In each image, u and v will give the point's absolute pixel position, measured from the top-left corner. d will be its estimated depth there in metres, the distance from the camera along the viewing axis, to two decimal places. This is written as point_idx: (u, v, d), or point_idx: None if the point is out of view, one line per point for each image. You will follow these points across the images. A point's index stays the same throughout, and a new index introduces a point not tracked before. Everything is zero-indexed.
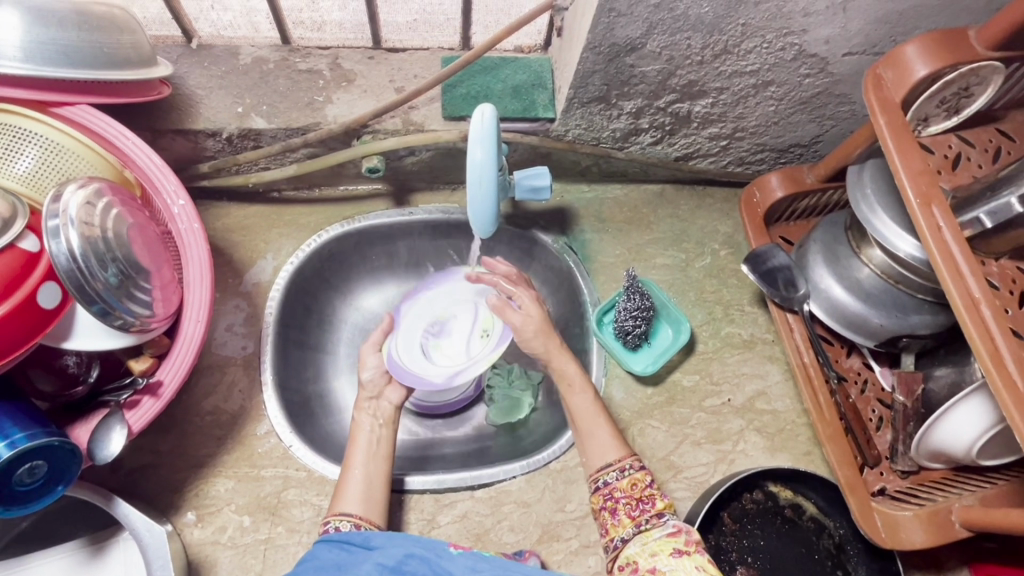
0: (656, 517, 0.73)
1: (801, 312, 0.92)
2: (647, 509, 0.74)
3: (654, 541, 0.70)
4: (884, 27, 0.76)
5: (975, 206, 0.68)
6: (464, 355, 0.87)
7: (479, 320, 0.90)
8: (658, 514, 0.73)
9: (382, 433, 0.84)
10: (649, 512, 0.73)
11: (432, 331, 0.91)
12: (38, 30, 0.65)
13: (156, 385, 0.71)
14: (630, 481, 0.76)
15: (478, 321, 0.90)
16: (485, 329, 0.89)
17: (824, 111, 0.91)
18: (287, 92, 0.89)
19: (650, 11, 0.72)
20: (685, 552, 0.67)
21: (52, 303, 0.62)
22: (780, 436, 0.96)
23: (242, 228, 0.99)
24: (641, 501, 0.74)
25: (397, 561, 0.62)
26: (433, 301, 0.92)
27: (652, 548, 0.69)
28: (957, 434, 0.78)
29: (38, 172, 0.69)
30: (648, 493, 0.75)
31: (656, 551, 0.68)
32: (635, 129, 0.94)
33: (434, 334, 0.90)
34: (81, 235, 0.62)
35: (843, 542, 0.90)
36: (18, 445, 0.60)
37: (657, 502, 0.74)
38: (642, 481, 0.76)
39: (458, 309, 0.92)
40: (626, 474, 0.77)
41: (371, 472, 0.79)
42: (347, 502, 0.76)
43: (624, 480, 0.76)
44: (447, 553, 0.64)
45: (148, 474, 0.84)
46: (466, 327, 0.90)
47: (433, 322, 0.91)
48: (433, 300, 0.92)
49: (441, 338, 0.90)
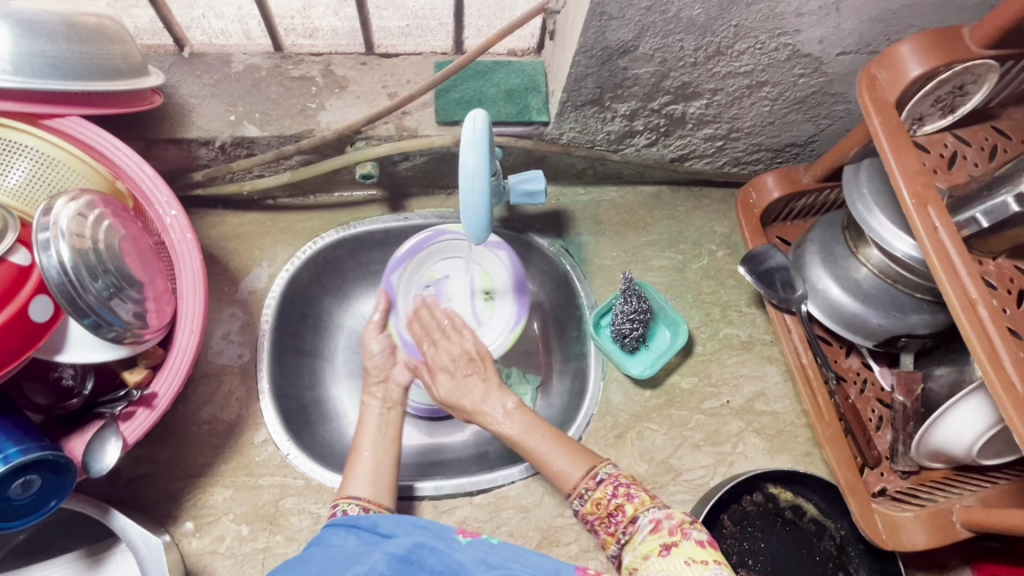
0: (632, 523, 0.69)
1: (799, 312, 0.92)
2: (621, 520, 0.70)
3: (642, 544, 0.66)
4: (878, 26, 0.75)
5: (971, 206, 0.67)
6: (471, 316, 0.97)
7: (474, 276, 0.98)
8: (632, 519, 0.69)
9: (391, 416, 0.85)
10: (623, 522, 0.70)
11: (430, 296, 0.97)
12: (28, 43, 0.64)
13: (151, 396, 0.71)
14: (593, 502, 0.72)
15: (473, 279, 0.98)
16: (485, 290, 0.98)
17: (819, 110, 0.91)
18: (280, 99, 0.89)
19: (642, 14, 0.71)
20: (672, 544, 0.64)
21: (44, 316, 0.62)
22: (779, 437, 0.95)
23: (237, 236, 0.99)
24: (612, 515, 0.71)
25: (405, 550, 0.61)
26: (422, 263, 0.97)
27: (643, 552, 0.65)
28: (957, 435, 0.78)
29: (29, 184, 0.68)
30: (615, 505, 0.71)
31: (646, 554, 0.64)
32: (630, 131, 0.94)
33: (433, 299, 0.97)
34: (71, 247, 0.62)
35: (844, 543, 0.90)
36: (12, 460, 0.60)
37: (627, 508, 0.70)
38: (605, 495, 0.72)
39: (447, 268, 0.98)
40: (588, 496, 0.73)
41: (379, 455, 0.80)
42: (357, 487, 0.76)
43: (589, 504, 0.73)
44: (457, 543, 0.63)
45: (146, 484, 0.84)
46: (462, 284, 0.98)
47: (426, 284, 0.97)
48: (421, 262, 0.97)
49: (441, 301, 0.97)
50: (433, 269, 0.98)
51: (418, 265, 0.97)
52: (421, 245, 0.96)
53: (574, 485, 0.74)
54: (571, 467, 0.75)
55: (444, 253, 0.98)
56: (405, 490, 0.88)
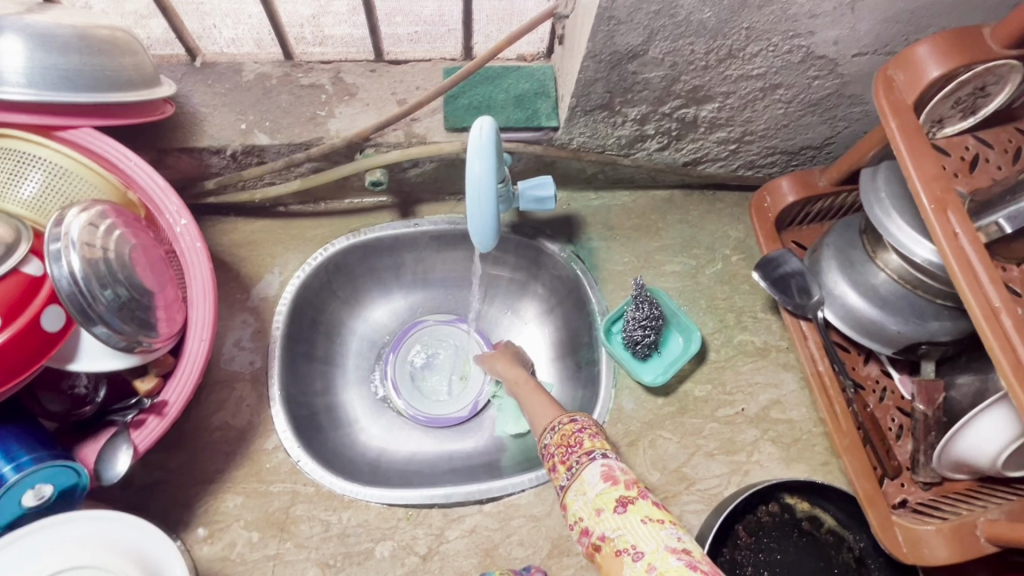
0: (587, 457, 0.70)
1: (814, 319, 0.91)
2: (577, 451, 0.71)
3: (596, 495, 0.66)
4: (895, 27, 0.73)
5: (994, 211, 0.65)
6: (447, 392, 1.09)
7: (459, 361, 1.11)
8: (587, 452, 0.70)
9: None
10: (579, 453, 0.71)
11: (422, 363, 1.10)
12: (42, 56, 0.65)
13: (162, 404, 0.71)
14: (561, 434, 0.74)
15: (457, 362, 1.11)
16: (463, 372, 1.10)
17: (835, 112, 0.89)
18: (290, 107, 0.89)
19: (650, 18, 0.70)
20: (630, 502, 0.64)
21: (56, 327, 0.62)
22: (796, 446, 0.93)
23: (249, 243, 0.99)
24: (570, 446, 0.72)
25: None
26: (421, 335, 1.11)
27: (595, 504, 0.66)
28: (981, 446, 0.75)
29: (43, 197, 0.69)
30: (575, 437, 0.72)
31: (600, 507, 0.65)
32: (641, 136, 0.93)
33: (422, 368, 1.10)
34: (82, 257, 0.63)
35: (863, 555, 0.88)
36: (24, 468, 0.61)
37: (585, 442, 0.71)
38: (572, 429, 0.74)
39: (439, 346, 1.11)
40: (557, 430, 0.76)
41: None
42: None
43: (556, 436, 0.75)
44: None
45: (159, 490, 0.84)
46: (449, 364, 1.11)
47: (419, 354, 1.10)
48: (420, 335, 1.11)
49: (429, 372, 1.10)
50: (430, 342, 1.11)
51: (420, 335, 1.11)
52: (405, 335, 1.10)
53: (547, 423, 0.79)
54: (544, 412, 0.82)
55: (442, 334, 1.12)
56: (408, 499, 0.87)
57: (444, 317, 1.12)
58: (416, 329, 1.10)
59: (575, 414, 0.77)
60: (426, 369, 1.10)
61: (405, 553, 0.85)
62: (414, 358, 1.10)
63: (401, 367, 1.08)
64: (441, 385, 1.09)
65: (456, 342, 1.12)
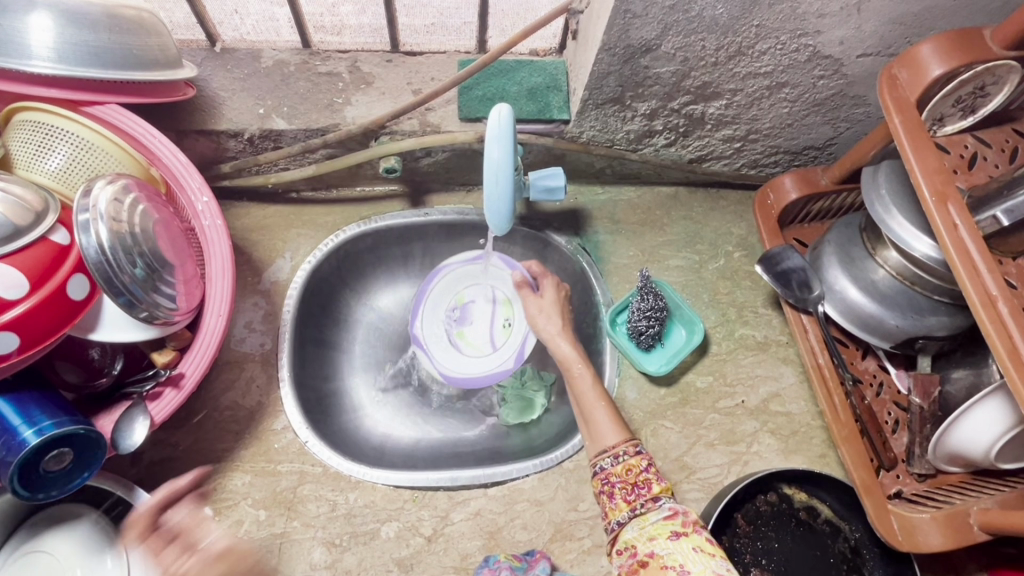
0: (652, 501, 0.69)
1: (815, 312, 0.92)
2: (642, 493, 0.70)
3: (651, 526, 0.66)
4: (898, 28, 0.76)
5: (991, 206, 0.67)
6: (490, 343, 1.01)
7: (498, 308, 1.02)
8: (654, 497, 0.69)
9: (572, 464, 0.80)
10: (645, 496, 0.70)
11: (455, 318, 1.03)
12: (72, 32, 0.67)
13: (178, 376, 0.73)
14: (624, 466, 0.72)
15: (496, 309, 1.02)
16: (506, 320, 1.01)
17: (838, 113, 0.92)
18: (307, 94, 0.91)
19: (665, 12, 0.72)
20: (683, 533, 0.65)
21: (80, 295, 0.64)
22: (795, 438, 0.95)
23: (262, 227, 1.01)
24: (636, 486, 0.71)
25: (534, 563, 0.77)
26: (454, 282, 1.03)
27: (649, 533, 0.66)
28: (974, 438, 0.78)
29: (69, 169, 0.72)
30: (643, 478, 0.71)
31: (653, 535, 0.65)
32: (649, 131, 0.95)
33: (457, 321, 1.03)
34: (109, 230, 0.65)
35: (859, 545, 0.90)
36: (46, 432, 0.62)
37: (653, 485, 0.70)
38: (638, 465, 0.72)
39: (474, 293, 1.03)
40: (621, 459, 0.73)
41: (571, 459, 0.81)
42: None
43: (619, 466, 0.72)
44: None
45: (168, 468, 0.85)
46: (486, 312, 1.03)
47: (453, 305, 1.03)
48: (449, 283, 1.03)
49: (464, 325, 1.03)
50: (462, 291, 1.03)
51: (449, 282, 1.02)
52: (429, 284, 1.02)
53: (611, 445, 0.75)
54: (611, 432, 0.77)
55: (474, 278, 1.03)
56: (417, 480, 0.89)
57: (468, 256, 1.02)
58: (440, 275, 1.02)
59: (639, 444, 0.75)
60: (462, 322, 1.02)
61: (410, 534, 0.86)
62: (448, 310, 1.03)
63: (436, 321, 1.02)
64: (481, 337, 1.02)
65: (493, 286, 1.02)
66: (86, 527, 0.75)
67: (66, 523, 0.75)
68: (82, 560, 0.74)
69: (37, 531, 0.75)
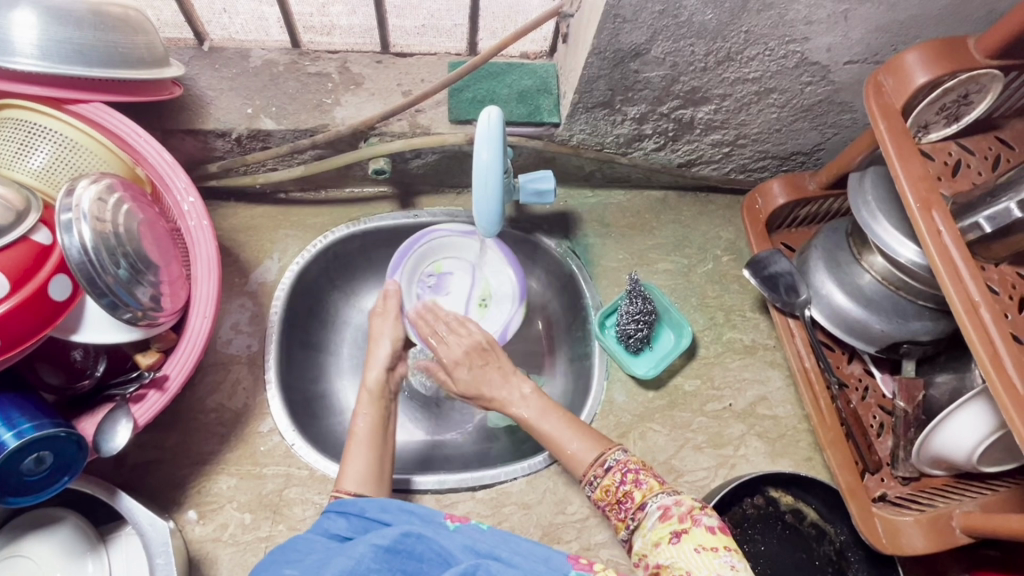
0: (640, 509, 0.68)
1: (802, 316, 0.93)
2: (628, 507, 0.70)
3: (651, 532, 0.66)
4: (885, 36, 0.77)
5: (974, 212, 0.68)
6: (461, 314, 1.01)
7: (476, 283, 1.03)
8: (640, 505, 0.69)
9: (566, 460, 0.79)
10: (632, 509, 0.69)
11: (431, 284, 1.01)
12: (56, 30, 0.66)
13: (162, 379, 0.72)
14: (602, 489, 0.73)
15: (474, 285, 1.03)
16: (482, 298, 1.02)
17: (825, 119, 0.93)
18: (296, 94, 0.91)
19: (655, 17, 0.73)
20: (683, 532, 0.63)
21: (63, 296, 0.63)
22: (781, 441, 0.96)
23: (248, 228, 1.00)
24: (620, 502, 0.71)
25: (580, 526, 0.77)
26: (437, 250, 1.01)
27: (653, 540, 0.65)
28: (957, 442, 0.78)
29: (51, 167, 0.71)
30: (623, 492, 0.71)
31: (657, 541, 0.64)
32: (638, 135, 0.96)
33: (432, 288, 1.01)
34: (93, 229, 0.64)
35: (844, 548, 0.90)
36: (24, 435, 0.62)
37: (635, 495, 0.70)
38: (613, 483, 0.72)
39: (453, 265, 1.02)
40: (596, 483, 0.74)
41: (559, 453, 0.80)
42: (354, 479, 0.75)
43: (598, 490, 0.73)
44: (445, 530, 0.59)
45: (153, 470, 0.84)
46: (463, 284, 1.03)
47: (430, 271, 1.01)
48: (433, 251, 1.01)
49: (439, 293, 1.02)
50: (442, 261, 1.02)
51: (432, 251, 1.01)
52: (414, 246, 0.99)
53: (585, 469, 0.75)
54: (583, 450, 0.77)
55: (457, 250, 1.02)
56: (399, 484, 0.88)
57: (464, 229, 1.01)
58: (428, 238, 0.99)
59: (612, 454, 0.75)
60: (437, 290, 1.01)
61: None
62: (424, 277, 1.01)
63: (411, 286, 1.00)
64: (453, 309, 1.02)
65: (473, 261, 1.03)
66: (67, 533, 0.74)
67: (45, 527, 0.74)
68: (64, 565, 0.73)
69: (14, 536, 0.74)
